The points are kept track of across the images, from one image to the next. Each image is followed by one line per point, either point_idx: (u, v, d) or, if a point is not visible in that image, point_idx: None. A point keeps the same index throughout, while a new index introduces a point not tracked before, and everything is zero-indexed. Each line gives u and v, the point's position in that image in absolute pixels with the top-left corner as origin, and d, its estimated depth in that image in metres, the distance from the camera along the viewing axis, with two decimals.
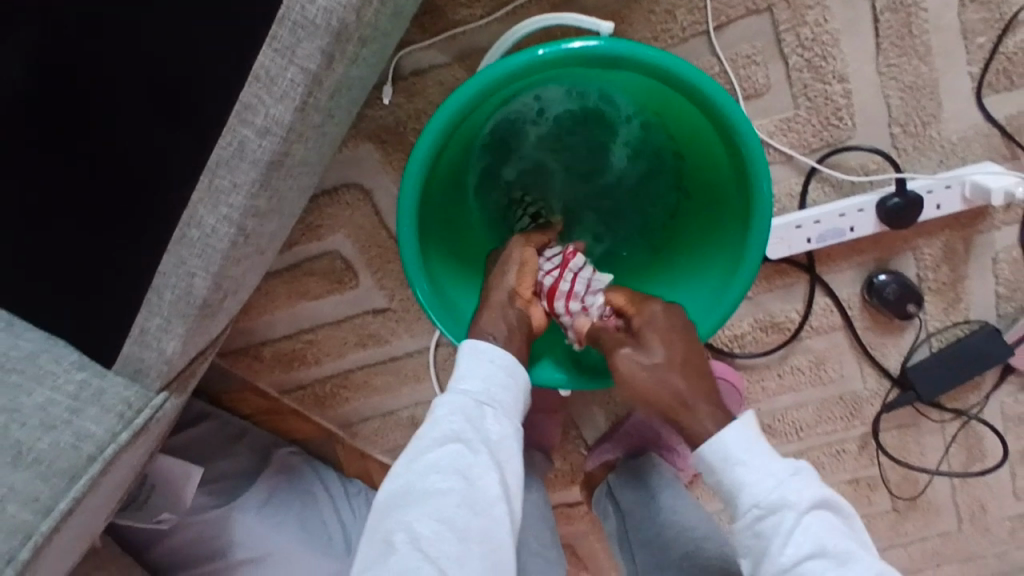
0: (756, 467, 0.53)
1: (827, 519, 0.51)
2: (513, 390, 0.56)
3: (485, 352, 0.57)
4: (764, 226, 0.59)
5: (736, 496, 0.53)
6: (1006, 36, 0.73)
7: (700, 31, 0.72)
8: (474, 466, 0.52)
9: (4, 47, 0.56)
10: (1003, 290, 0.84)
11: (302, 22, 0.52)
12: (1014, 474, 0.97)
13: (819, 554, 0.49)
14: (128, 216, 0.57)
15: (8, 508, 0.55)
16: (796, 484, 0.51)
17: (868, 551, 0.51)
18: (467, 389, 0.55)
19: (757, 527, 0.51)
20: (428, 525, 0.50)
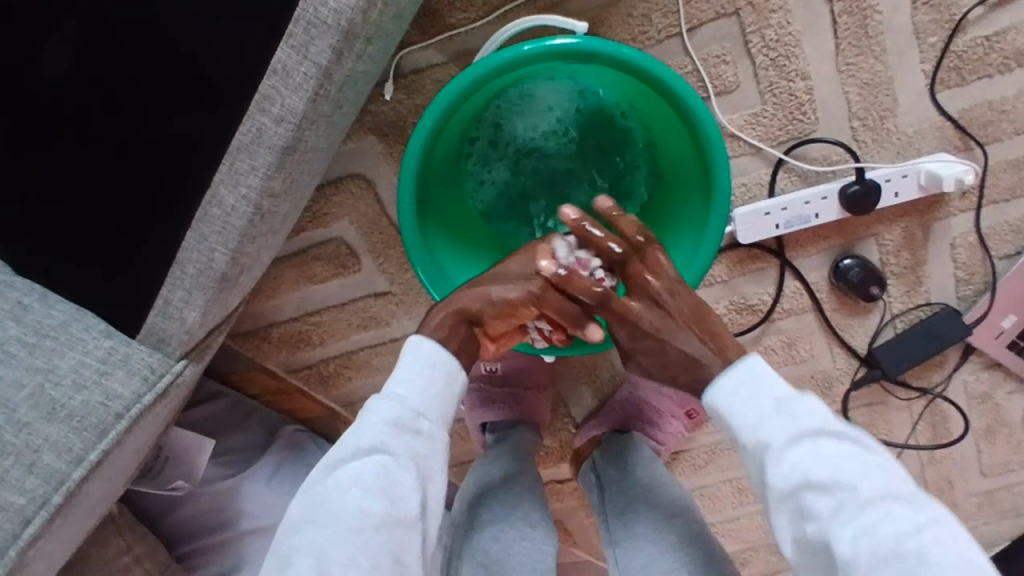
0: (746, 402, 0.60)
1: (816, 446, 0.54)
2: (440, 404, 0.61)
3: (423, 364, 0.61)
4: (723, 205, 0.66)
5: (733, 434, 0.60)
6: (955, 36, 0.80)
7: (674, 33, 0.79)
8: (396, 480, 0.55)
9: (53, 42, 0.63)
10: (961, 274, 0.91)
11: (315, 21, 0.59)
12: (978, 450, 1.03)
13: (804, 481, 0.53)
14: (157, 196, 0.63)
15: (44, 458, 0.60)
16: (777, 420, 0.57)
17: (869, 479, 0.52)
18: (402, 401, 0.59)
19: (755, 463, 0.58)
20: (343, 548, 0.52)
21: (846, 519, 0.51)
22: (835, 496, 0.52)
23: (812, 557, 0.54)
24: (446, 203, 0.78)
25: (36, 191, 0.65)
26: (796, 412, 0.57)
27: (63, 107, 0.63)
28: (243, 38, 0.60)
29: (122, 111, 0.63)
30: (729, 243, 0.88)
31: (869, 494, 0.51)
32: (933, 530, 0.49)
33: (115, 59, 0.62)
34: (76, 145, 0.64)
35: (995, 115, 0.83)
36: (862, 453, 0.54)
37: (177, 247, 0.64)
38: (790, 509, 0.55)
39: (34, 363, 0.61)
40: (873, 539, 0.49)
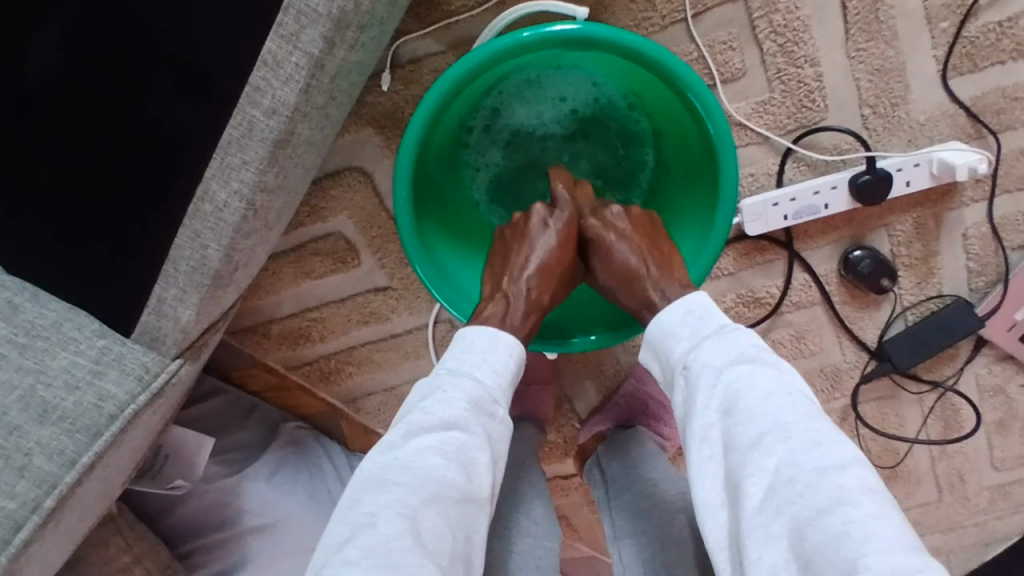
0: (685, 329, 0.57)
1: (750, 373, 0.51)
2: (513, 385, 0.60)
3: (502, 343, 0.61)
4: (731, 196, 0.64)
5: (666, 358, 0.58)
6: (968, 21, 0.78)
7: (678, 19, 0.76)
8: (474, 456, 0.54)
9: (42, 34, 0.61)
10: (974, 265, 0.88)
11: (305, 10, 0.57)
12: (990, 444, 1.02)
13: (732, 405, 0.51)
14: (149, 191, 0.62)
15: (35, 461, 0.58)
16: (716, 343, 0.54)
17: (795, 410, 0.49)
18: (482, 377, 0.58)
19: (685, 383, 0.55)
20: (430, 517, 0.50)
21: (765, 448, 0.48)
22: (759, 425, 0.49)
23: (726, 494, 0.50)
24: (444, 195, 0.76)
25: (28, 191, 0.63)
26: (734, 338, 0.54)
27: (54, 101, 0.62)
28: (234, 29, 0.58)
29: (113, 106, 0.61)
30: (736, 235, 0.86)
31: (794, 424, 0.48)
32: (856, 470, 0.45)
33: (105, 53, 0.60)
34: (67, 142, 0.62)
35: (1009, 102, 0.80)
36: (792, 385, 0.51)
37: (171, 246, 0.63)
38: (713, 441, 0.52)
39: (25, 363, 0.60)
40: (794, 469, 0.46)
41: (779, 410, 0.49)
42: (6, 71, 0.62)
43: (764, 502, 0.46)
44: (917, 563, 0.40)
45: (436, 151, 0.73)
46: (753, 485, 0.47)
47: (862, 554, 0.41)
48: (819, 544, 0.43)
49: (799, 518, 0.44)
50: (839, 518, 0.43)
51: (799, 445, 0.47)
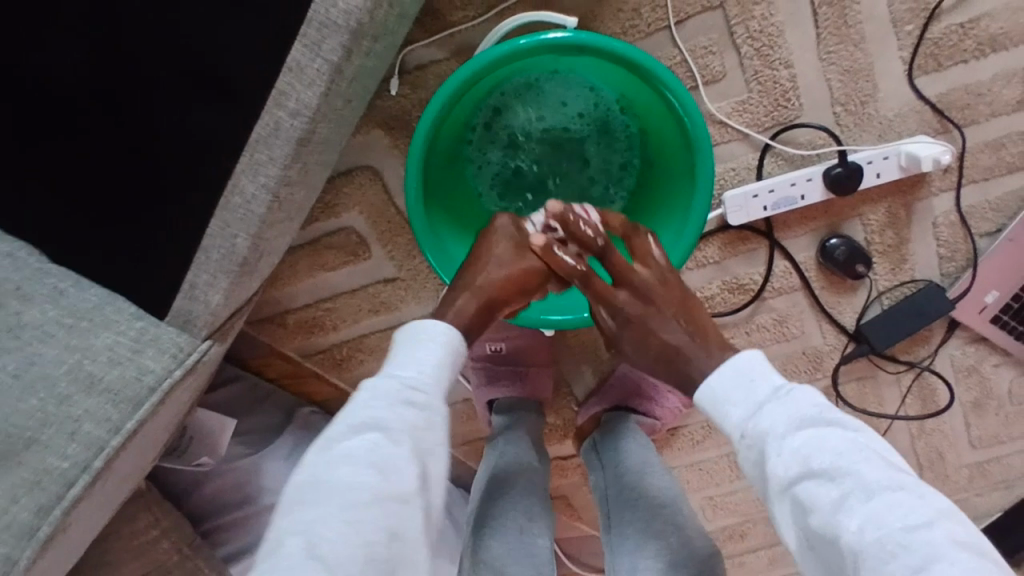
0: (743, 395, 0.61)
1: (818, 433, 0.54)
2: (434, 383, 0.62)
3: (429, 338, 0.65)
4: (705, 186, 0.71)
5: (729, 427, 0.61)
6: (931, 23, 0.84)
7: (662, 26, 0.83)
8: (388, 456, 0.56)
9: (88, 45, 0.68)
10: (944, 252, 0.95)
11: (326, 22, 0.64)
12: (966, 422, 1.08)
13: (807, 471, 0.53)
14: (184, 185, 0.68)
15: (84, 427, 0.63)
16: (776, 410, 0.57)
17: (871, 464, 0.51)
18: (396, 377, 0.61)
19: (751, 454, 0.58)
20: (332, 527, 0.51)
21: (850, 509, 0.50)
22: (841, 487, 0.51)
23: (823, 564, 0.52)
24: (446, 189, 0.83)
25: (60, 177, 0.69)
26: (793, 399, 0.57)
27: (81, 92, 0.68)
28: (264, 39, 0.65)
29: (142, 101, 0.68)
30: (720, 226, 0.93)
31: (876, 483, 0.50)
32: (945, 525, 0.47)
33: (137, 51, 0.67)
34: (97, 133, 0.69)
35: (971, 98, 0.87)
36: (862, 439, 0.53)
37: (194, 232, 0.69)
38: (789, 507, 0.54)
39: (71, 342, 0.65)
40: (882, 532, 0.48)
41: (852, 468, 0.51)
42: (40, 67, 0.68)
43: (859, 567, 0.48)
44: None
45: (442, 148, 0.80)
46: (847, 552, 0.49)
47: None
48: None
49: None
50: None
51: (882, 504, 0.49)
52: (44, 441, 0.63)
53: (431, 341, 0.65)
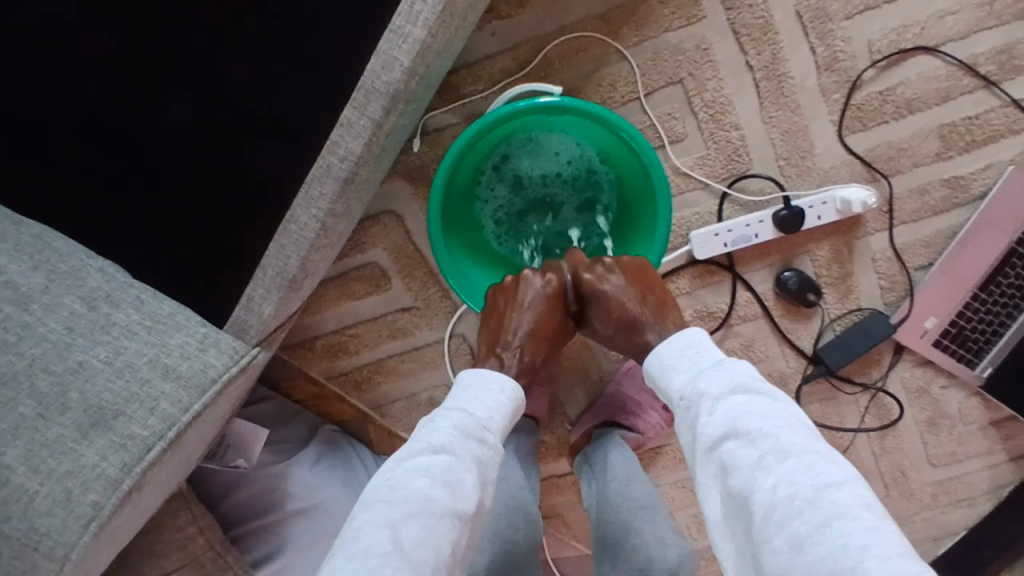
0: (689, 367, 0.77)
1: (746, 399, 0.67)
2: (500, 427, 0.74)
3: (495, 389, 0.77)
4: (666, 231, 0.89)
5: (673, 392, 0.77)
6: (852, 94, 1.02)
7: (634, 97, 1.02)
8: (457, 476, 0.65)
9: (176, 102, 0.83)
10: (884, 284, 1.10)
11: (372, 89, 0.81)
12: (922, 440, 1.20)
13: (733, 430, 0.66)
14: (250, 215, 0.84)
15: (161, 405, 0.77)
16: (713, 380, 0.72)
17: (789, 429, 0.64)
18: (469, 412, 0.72)
19: (687, 413, 0.73)
20: (412, 526, 0.60)
21: (765, 466, 0.62)
22: (759, 447, 0.63)
23: (732, 508, 0.65)
24: (455, 219, 0.98)
25: (82, 163, 0.84)
26: (733, 371, 0.71)
27: (167, 139, 0.84)
28: (319, 98, 0.82)
29: (162, 111, 0.84)
30: (689, 262, 1.09)
31: (790, 446, 0.62)
32: (849, 487, 0.58)
33: (173, 72, 0.83)
34: (112, 128, 0.84)
35: (895, 152, 1.05)
36: (786, 411, 0.66)
37: (218, 249, 0.85)
38: (713, 461, 0.67)
39: (150, 339, 0.79)
40: (793, 487, 0.59)
41: (772, 430, 0.64)
42: (134, 120, 0.84)
43: (768, 516, 0.59)
44: (907, 566, 0.52)
45: (456, 184, 0.96)
46: (756, 502, 0.61)
47: (854, 558, 0.53)
48: (818, 550, 0.55)
49: (798, 528, 0.57)
50: (837, 530, 0.55)
51: (795, 464, 0.60)
52: (128, 415, 0.76)
53: (495, 390, 0.77)
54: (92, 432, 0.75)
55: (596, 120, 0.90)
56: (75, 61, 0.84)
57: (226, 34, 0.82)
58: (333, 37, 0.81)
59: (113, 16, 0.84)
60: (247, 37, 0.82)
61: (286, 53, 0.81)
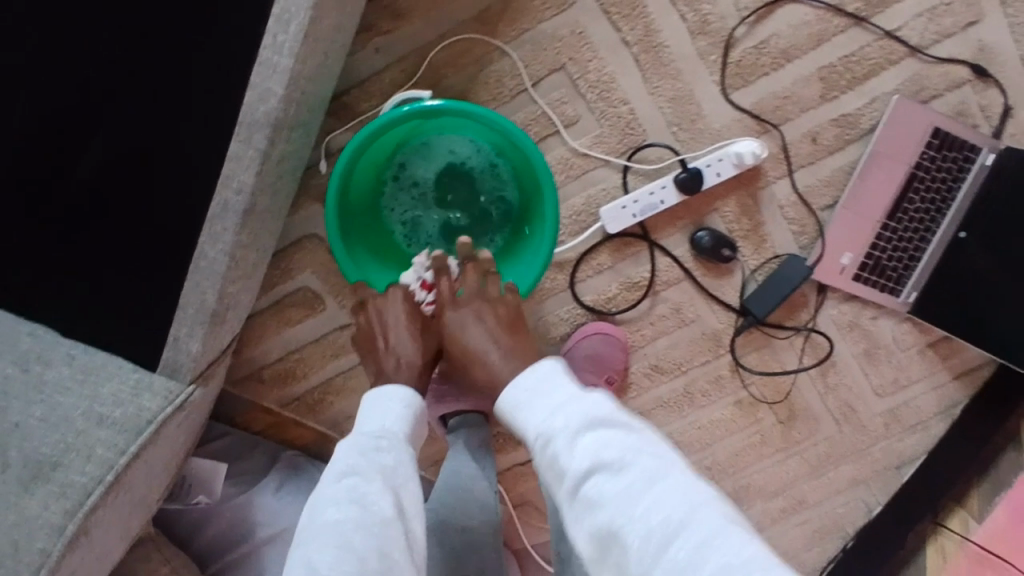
0: (540, 400, 0.73)
1: (602, 434, 0.67)
2: (403, 427, 0.79)
3: (386, 396, 0.81)
4: (551, 232, 0.91)
5: (527, 432, 0.73)
6: (729, 51, 1.06)
7: (522, 89, 1.06)
8: (364, 489, 0.70)
9: (75, 156, 0.83)
10: (795, 228, 1.14)
11: (252, 121, 0.83)
12: (864, 373, 1.24)
13: (596, 467, 0.65)
14: (164, 257, 0.86)
15: (99, 450, 0.81)
16: (568, 414, 0.70)
17: (652, 455, 0.65)
18: (366, 430, 0.77)
19: (544, 453, 0.70)
20: (330, 550, 0.65)
21: (638, 500, 0.62)
22: (627, 481, 0.64)
23: (604, 546, 0.64)
24: (362, 218, 1.02)
25: (57, 172, 0.84)
26: (585, 403, 0.70)
27: (70, 192, 0.84)
28: (212, 133, 0.84)
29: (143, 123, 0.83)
30: (605, 238, 1.13)
31: (653, 471, 0.64)
32: (715, 507, 0.61)
33: (141, 94, 0.83)
34: (91, 133, 0.83)
35: (780, 101, 1.09)
36: (636, 438, 0.67)
37: (138, 295, 0.86)
38: (579, 503, 0.66)
39: (82, 392, 0.82)
40: (669, 513, 0.61)
41: (636, 460, 0.64)
42: (35, 179, 0.84)
43: (650, 552, 0.60)
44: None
45: (359, 191, 1.00)
46: (634, 538, 0.61)
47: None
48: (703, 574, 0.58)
49: (678, 559, 0.59)
50: (721, 553, 0.58)
51: (663, 492, 0.62)
52: (68, 463, 0.80)
53: (387, 399, 0.81)
54: (32, 484, 0.79)
55: (487, 124, 0.93)
56: (73, 62, 0.82)
57: (110, 76, 0.82)
58: (217, 69, 0.82)
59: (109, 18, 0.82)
60: (131, 75, 0.82)
61: (205, 88, 0.83)
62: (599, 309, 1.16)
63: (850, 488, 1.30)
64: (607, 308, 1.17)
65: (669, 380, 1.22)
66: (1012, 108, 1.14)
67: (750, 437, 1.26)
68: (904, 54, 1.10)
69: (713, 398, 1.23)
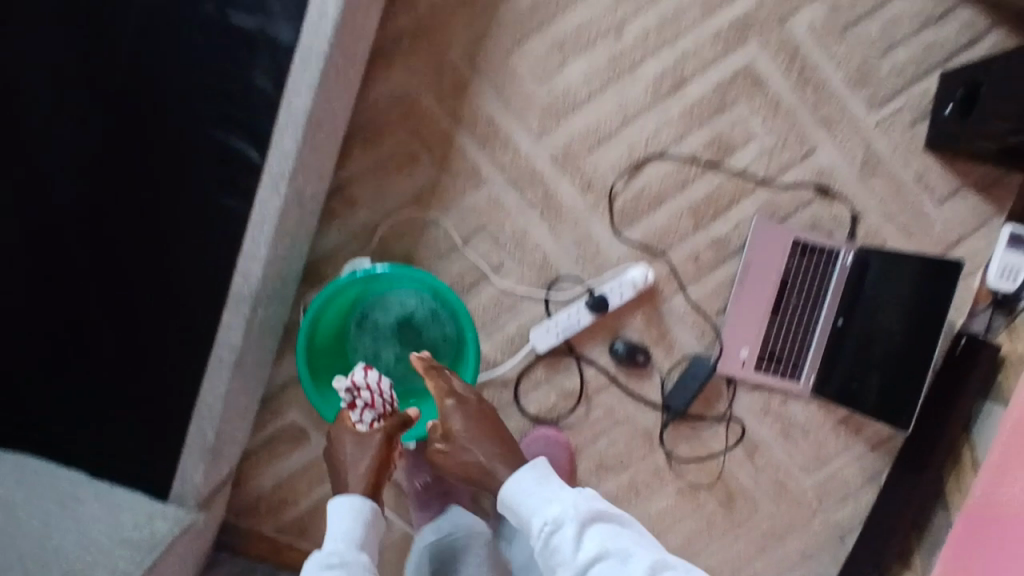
0: (548, 499, 1.00)
1: (603, 526, 0.95)
2: (349, 539, 1.04)
3: (336, 515, 1.07)
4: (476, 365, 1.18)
5: (538, 522, 0.98)
6: (614, 201, 1.35)
7: (455, 247, 1.34)
8: None
9: (101, 336, 1.09)
10: (696, 332, 1.37)
11: (238, 296, 1.10)
12: (786, 452, 1.40)
13: (601, 550, 0.91)
14: (171, 408, 1.10)
15: (121, 565, 1.00)
16: (576, 504, 0.96)
17: (645, 546, 0.93)
18: (325, 553, 1.01)
19: (553, 536, 0.95)
20: None
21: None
22: (626, 562, 0.90)
23: None
24: (331, 356, 1.28)
25: (87, 350, 1.09)
26: (587, 500, 0.98)
27: (98, 364, 1.09)
28: (208, 308, 1.10)
29: (149, 237, 1.09)
30: (537, 357, 1.36)
31: (643, 556, 0.91)
32: None
33: (152, 285, 1.09)
34: (120, 286, 1.09)
35: (663, 234, 1.35)
36: (624, 532, 0.95)
37: (151, 440, 1.10)
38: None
39: (107, 519, 1.03)
40: None
41: (632, 549, 0.91)
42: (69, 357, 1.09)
43: None
44: None
45: (327, 337, 1.27)
46: None
47: None
48: None
49: None
50: None
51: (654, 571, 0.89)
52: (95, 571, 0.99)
53: (336, 519, 1.06)
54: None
55: (425, 280, 1.20)
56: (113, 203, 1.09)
57: (127, 274, 1.09)
58: (209, 260, 1.09)
59: (128, 148, 1.08)
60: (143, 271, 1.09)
61: (200, 276, 1.10)
62: (541, 418, 1.37)
63: (801, 563, 1.41)
64: (549, 416, 1.37)
65: (615, 475, 1.39)
66: (857, 216, 1.39)
67: (697, 521, 1.40)
68: (755, 188, 1.36)
69: (657, 488, 1.39)
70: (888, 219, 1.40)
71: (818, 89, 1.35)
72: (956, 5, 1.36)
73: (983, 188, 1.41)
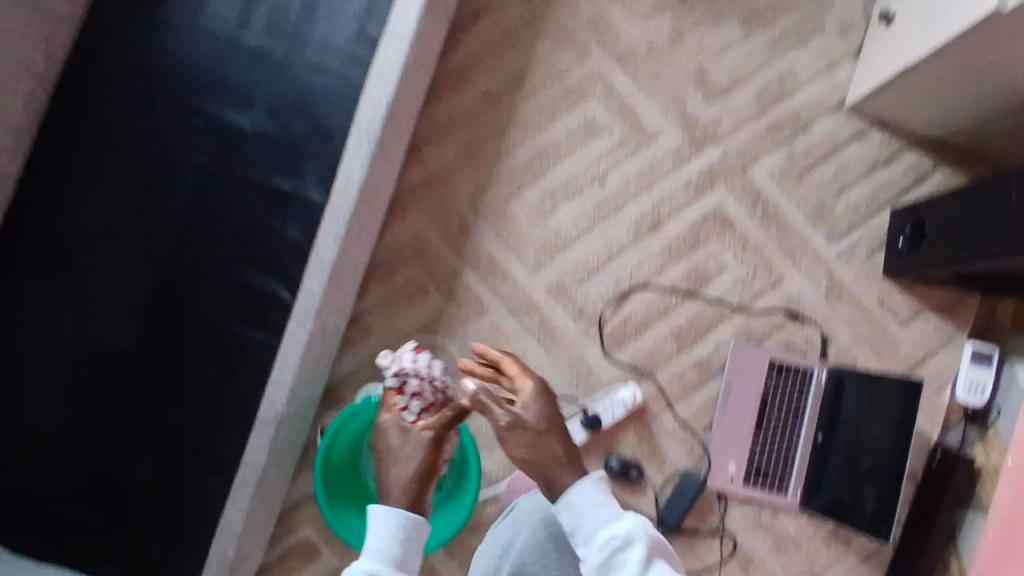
0: (610, 516, 1.07)
1: (664, 561, 1.03)
2: (396, 538, 1.13)
3: (384, 515, 1.14)
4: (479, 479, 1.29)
5: (603, 533, 1.05)
6: (603, 326, 1.49)
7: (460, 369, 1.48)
8: None
9: (136, 457, 1.22)
10: (684, 446, 1.47)
11: (263, 423, 1.25)
12: (778, 565, 1.45)
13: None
14: (196, 526, 1.23)
15: None
16: (642, 533, 1.04)
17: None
18: (375, 554, 1.12)
19: (618, 554, 1.03)
20: None
21: None
22: None
23: None
24: (344, 474, 1.38)
25: (122, 470, 1.22)
26: (651, 530, 1.05)
27: (132, 483, 1.22)
28: (234, 433, 1.24)
29: (185, 368, 1.23)
30: None
31: None
32: None
33: (183, 410, 1.23)
34: (155, 411, 1.23)
35: (649, 355, 1.49)
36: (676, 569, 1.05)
37: (177, 555, 1.22)
38: None
39: None
40: None
41: None
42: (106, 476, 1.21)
43: None
44: None
45: (342, 457, 1.37)
46: None
47: None
48: None
49: None
50: None
51: None
52: None
53: (383, 518, 1.14)
54: None
55: None
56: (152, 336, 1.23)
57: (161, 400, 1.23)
58: (237, 389, 1.24)
59: (171, 290, 1.25)
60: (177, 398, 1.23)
61: (227, 403, 1.24)
62: None
63: None
64: None
65: None
66: (827, 338, 1.52)
67: None
68: (731, 314, 1.51)
69: None
70: (857, 340, 1.53)
71: (780, 227, 1.53)
72: (899, 151, 1.56)
73: (942, 310, 1.54)
